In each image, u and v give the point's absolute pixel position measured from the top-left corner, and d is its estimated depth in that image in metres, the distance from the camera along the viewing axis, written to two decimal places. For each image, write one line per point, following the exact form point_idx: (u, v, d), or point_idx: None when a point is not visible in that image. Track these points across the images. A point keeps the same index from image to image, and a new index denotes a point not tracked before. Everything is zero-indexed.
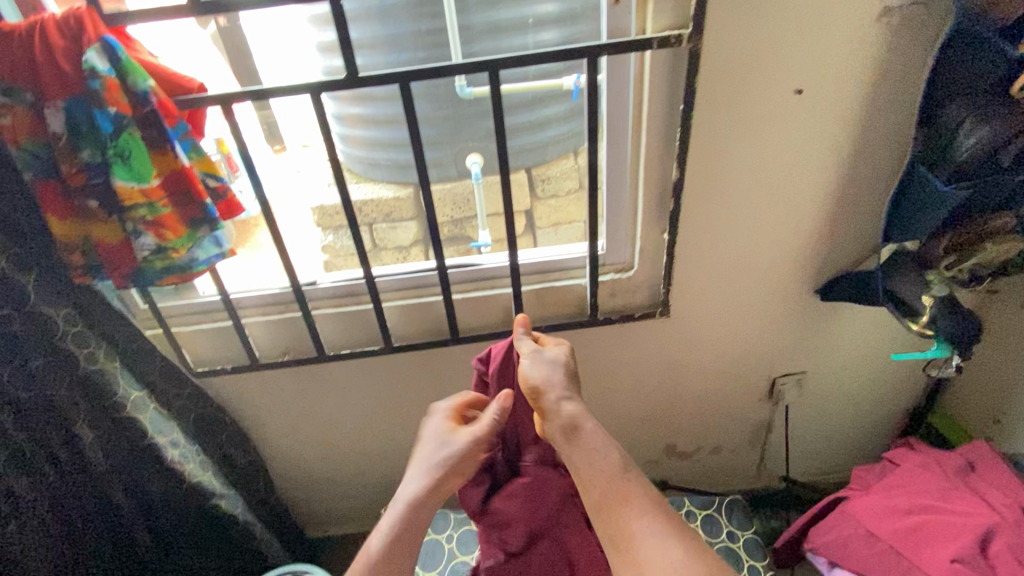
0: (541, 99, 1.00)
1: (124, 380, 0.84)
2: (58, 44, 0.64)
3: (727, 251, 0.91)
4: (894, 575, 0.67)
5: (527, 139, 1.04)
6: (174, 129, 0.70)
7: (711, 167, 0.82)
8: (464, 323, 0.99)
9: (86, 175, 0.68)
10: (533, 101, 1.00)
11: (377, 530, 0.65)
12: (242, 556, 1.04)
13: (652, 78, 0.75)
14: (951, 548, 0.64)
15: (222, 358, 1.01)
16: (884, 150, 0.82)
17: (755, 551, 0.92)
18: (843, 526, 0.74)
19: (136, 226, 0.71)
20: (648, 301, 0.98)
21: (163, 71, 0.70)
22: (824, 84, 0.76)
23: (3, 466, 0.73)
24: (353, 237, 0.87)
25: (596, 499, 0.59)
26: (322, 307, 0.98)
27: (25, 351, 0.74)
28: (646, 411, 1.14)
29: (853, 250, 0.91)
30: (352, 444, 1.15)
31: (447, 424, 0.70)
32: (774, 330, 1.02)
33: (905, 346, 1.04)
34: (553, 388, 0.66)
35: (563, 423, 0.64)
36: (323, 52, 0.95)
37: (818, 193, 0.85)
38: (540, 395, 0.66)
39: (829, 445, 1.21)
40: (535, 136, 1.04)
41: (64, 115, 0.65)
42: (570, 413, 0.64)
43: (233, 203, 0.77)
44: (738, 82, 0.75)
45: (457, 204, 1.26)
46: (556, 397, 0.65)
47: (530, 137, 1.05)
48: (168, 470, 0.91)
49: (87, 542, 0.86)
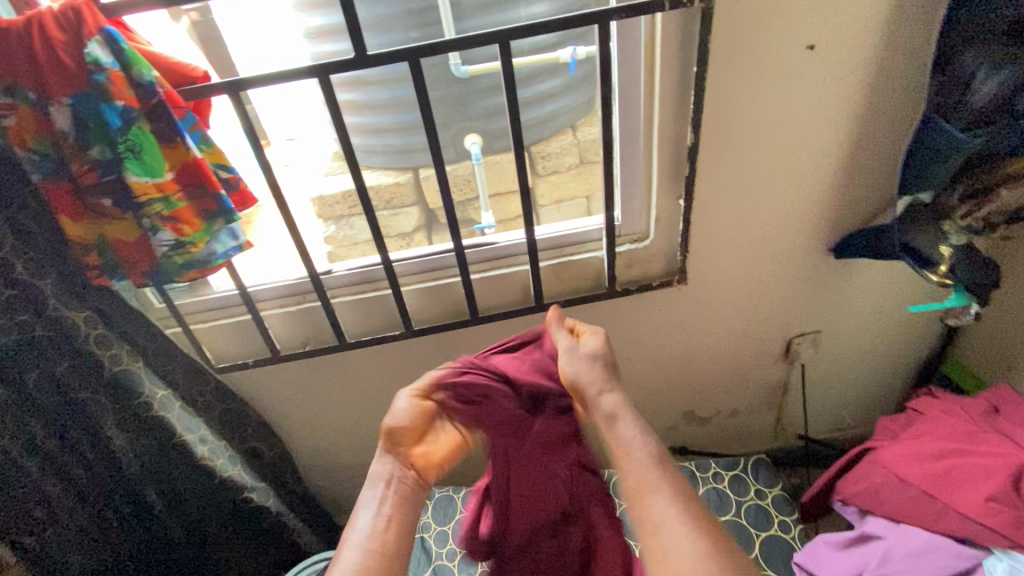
0: (537, 74, 0.98)
1: (148, 380, 0.83)
2: (58, 37, 0.62)
3: (744, 214, 0.91)
4: (929, 518, 0.68)
5: (531, 115, 1.03)
6: (182, 121, 0.69)
7: (727, 130, 0.82)
8: (482, 302, 0.99)
9: (97, 174, 0.66)
10: (528, 77, 0.98)
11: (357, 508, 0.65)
12: (278, 548, 1.06)
13: (664, 41, 0.75)
14: (984, 487, 0.65)
15: (242, 352, 1.00)
16: (896, 102, 0.81)
17: (784, 507, 0.94)
18: (873, 475, 0.76)
19: (153, 222, 0.69)
20: (665, 269, 0.98)
21: (165, 62, 0.68)
22: (836, 38, 0.75)
23: (37, 472, 0.73)
24: (370, 222, 0.86)
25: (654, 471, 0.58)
26: (340, 295, 0.97)
27: (49, 356, 0.73)
28: (664, 379, 1.15)
29: (868, 205, 0.92)
30: (375, 431, 1.15)
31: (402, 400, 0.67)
32: (789, 291, 1.03)
33: (917, 299, 1.06)
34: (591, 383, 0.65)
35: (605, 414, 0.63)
36: (311, 39, 0.92)
37: (832, 149, 0.85)
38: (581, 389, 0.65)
39: (842, 401, 1.23)
40: (533, 113, 1.03)
41: (71, 111, 0.64)
42: (611, 405, 0.63)
43: (245, 193, 0.76)
44: (751, 40, 0.74)
45: (457, 186, 1.25)
46: (600, 388, 0.64)
47: (528, 114, 1.03)
48: (198, 466, 0.91)
49: (123, 543, 0.87)
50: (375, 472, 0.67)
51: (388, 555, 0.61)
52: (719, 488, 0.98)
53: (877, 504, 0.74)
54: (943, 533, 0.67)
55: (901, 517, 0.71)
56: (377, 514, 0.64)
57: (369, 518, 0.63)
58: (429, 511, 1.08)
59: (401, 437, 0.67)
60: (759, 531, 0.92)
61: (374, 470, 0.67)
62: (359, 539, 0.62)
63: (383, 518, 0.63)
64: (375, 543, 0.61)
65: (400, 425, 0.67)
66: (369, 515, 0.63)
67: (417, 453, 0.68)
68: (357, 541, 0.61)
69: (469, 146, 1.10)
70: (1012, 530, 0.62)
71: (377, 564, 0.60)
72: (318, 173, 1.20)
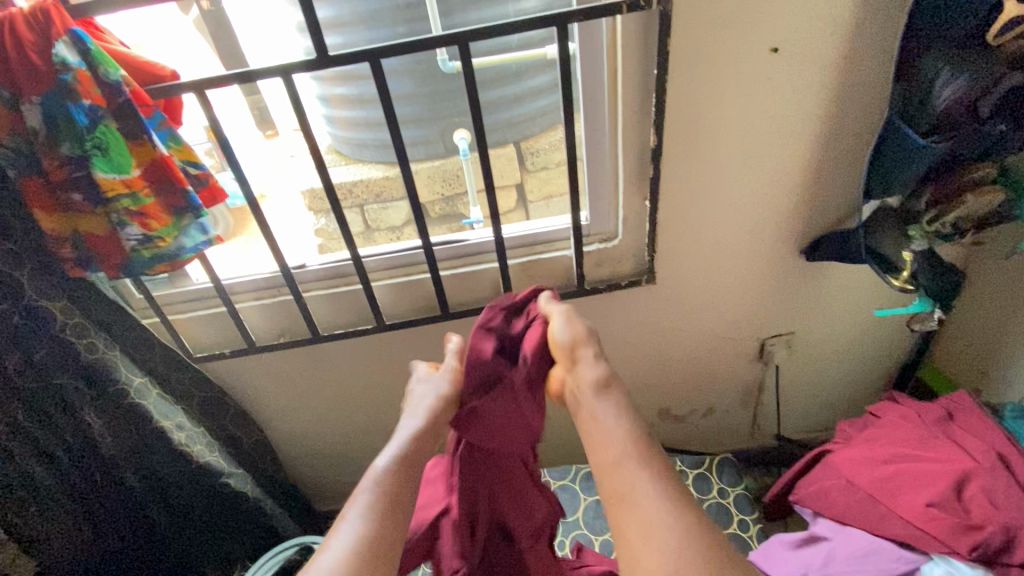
0: (525, 70, 0.99)
1: (126, 368, 0.87)
2: (27, 37, 0.64)
3: (711, 215, 0.91)
4: (872, 521, 0.69)
5: (522, 110, 1.04)
6: (149, 118, 0.72)
7: (691, 132, 0.82)
8: (455, 298, 1.01)
9: (68, 169, 0.69)
10: (517, 73, 0.99)
11: (382, 452, 0.67)
12: (256, 533, 1.08)
13: (625, 43, 0.75)
14: (927, 493, 0.66)
15: (220, 342, 1.03)
16: (865, 105, 0.81)
17: (744, 506, 0.95)
18: (826, 479, 0.77)
19: (120, 216, 0.72)
20: (635, 269, 0.99)
21: (132, 60, 0.71)
22: (800, 40, 0.75)
23: (22, 455, 0.77)
24: (337, 219, 0.88)
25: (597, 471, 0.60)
26: (313, 289, 0.99)
27: (28, 342, 0.76)
28: (639, 377, 1.16)
29: (837, 208, 0.92)
30: (353, 421, 1.18)
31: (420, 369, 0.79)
32: (760, 292, 1.03)
33: (890, 302, 1.06)
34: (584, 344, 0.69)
35: (592, 381, 0.66)
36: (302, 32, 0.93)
37: (800, 150, 0.85)
38: (573, 350, 0.68)
39: (818, 402, 1.23)
40: (521, 109, 1.04)
41: (41, 110, 0.66)
42: (599, 371, 0.67)
43: (216, 189, 0.79)
44: (713, 43, 0.74)
45: (446, 181, 1.24)
46: (590, 352, 0.68)
47: (516, 110, 1.04)
48: (176, 452, 0.94)
49: (106, 523, 0.92)
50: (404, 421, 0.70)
51: (396, 506, 0.62)
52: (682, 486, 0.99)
53: (825, 507, 0.75)
54: (886, 538, 0.67)
55: (847, 519, 0.72)
56: (394, 458, 0.66)
57: (384, 464, 0.65)
58: None
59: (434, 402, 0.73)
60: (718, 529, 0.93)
61: (406, 422, 0.70)
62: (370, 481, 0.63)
63: (396, 465, 0.65)
64: (387, 487, 0.63)
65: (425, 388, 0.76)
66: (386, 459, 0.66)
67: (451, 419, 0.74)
68: (369, 483, 0.63)
69: (458, 141, 1.10)
70: (950, 536, 0.62)
71: (384, 518, 0.60)
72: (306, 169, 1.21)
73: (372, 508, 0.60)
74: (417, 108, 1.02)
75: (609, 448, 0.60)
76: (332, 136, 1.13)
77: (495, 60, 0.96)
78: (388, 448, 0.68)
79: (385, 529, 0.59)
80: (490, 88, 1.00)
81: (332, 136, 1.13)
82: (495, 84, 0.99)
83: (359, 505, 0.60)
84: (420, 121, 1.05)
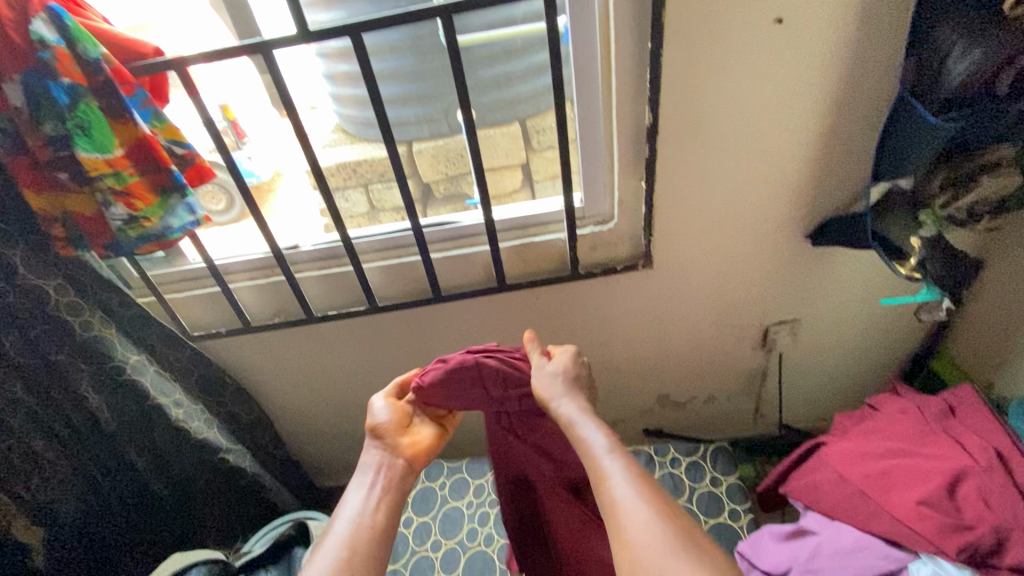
0: (529, 45, 0.96)
1: (122, 345, 0.88)
2: (5, 14, 0.63)
3: (709, 198, 0.88)
4: (861, 518, 0.67)
5: (525, 87, 1.02)
6: (132, 97, 0.70)
7: (688, 110, 0.78)
8: (448, 281, 1.00)
9: (52, 149, 0.69)
10: (521, 49, 0.96)
11: (352, 486, 0.68)
12: (258, 504, 1.13)
13: (617, 16, 0.71)
14: (919, 491, 0.64)
15: (217, 322, 1.04)
16: (878, 80, 0.76)
17: (736, 495, 0.94)
18: (817, 472, 0.75)
19: (106, 196, 0.73)
20: (631, 253, 0.96)
21: (114, 37, 0.70)
22: (807, 10, 0.70)
23: (27, 430, 0.81)
24: (327, 201, 0.88)
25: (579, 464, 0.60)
26: (306, 270, 0.99)
27: (25, 319, 0.78)
28: (637, 363, 1.14)
29: (844, 191, 0.87)
30: (351, 399, 1.20)
31: (377, 402, 0.75)
32: (762, 278, 1.00)
33: (899, 290, 1.01)
34: (555, 393, 0.67)
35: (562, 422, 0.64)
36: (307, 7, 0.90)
37: (805, 131, 0.81)
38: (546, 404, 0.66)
39: (823, 391, 1.20)
40: (525, 86, 1.01)
41: (22, 88, 0.66)
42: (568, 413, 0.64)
43: (202, 168, 0.78)
44: (714, 13, 0.70)
45: (450, 161, 1.17)
46: (561, 398, 0.66)
47: (521, 87, 1.02)
48: (176, 427, 0.96)
49: (110, 497, 0.94)
50: (365, 460, 0.71)
51: (379, 530, 0.63)
52: (674, 473, 0.98)
53: (814, 501, 0.73)
54: (874, 534, 0.65)
55: (836, 514, 0.70)
56: (367, 495, 0.66)
57: (359, 498, 0.66)
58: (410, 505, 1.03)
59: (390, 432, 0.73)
60: (707, 519, 0.92)
61: (365, 458, 0.71)
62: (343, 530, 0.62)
63: (372, 499, 0.66)
64: (368, 521, 0.63)
65: (383, 422, 0.73)
66: (361, 495, 0.66)
67: (406, 443, 0.73)
68: (346, 518, 0.64)
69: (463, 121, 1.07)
70: (938, 536, 0.60)
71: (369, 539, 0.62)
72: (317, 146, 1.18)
73: (351, 538, 0.61)
74: (417, 85, 1.00)
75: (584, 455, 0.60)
76: (338, 114, 1.11)
77: (497, 34, 0.93)
78: (355, 483, 0.68)
79: (369, 551, 0.61)
80: (491, 64, 0.97)
81: (337, 114, 1.11)
82: (497, 60, 0.96)
83: (337, 540, 0.61)
84: (420, 99, 1.02)
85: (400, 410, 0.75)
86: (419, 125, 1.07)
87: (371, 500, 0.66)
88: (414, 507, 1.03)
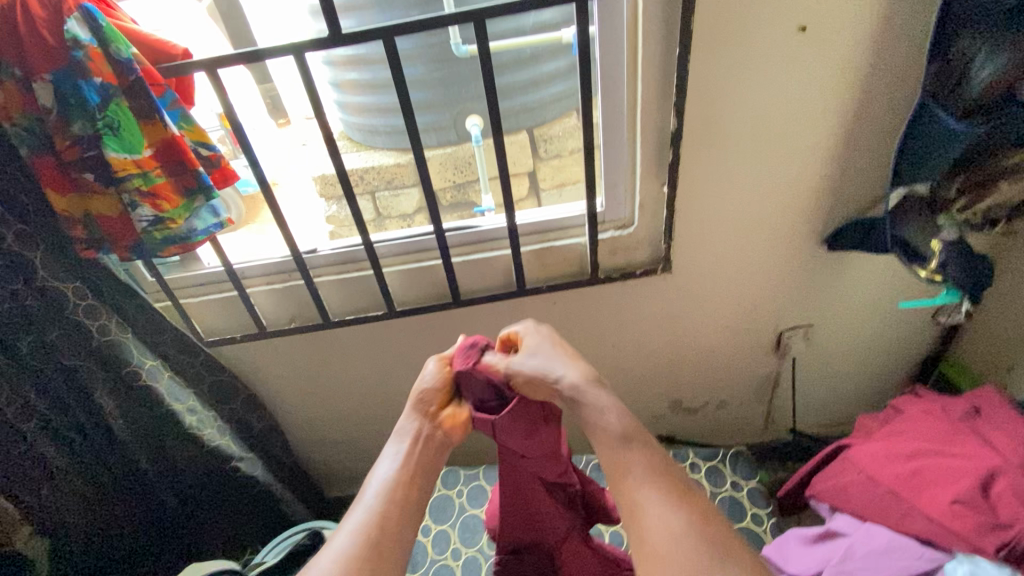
0: (541, 54, 0.97)
1: (137, 350, 0.87)
2: (38, 12, 0.63)
3: (730, 203, 0.89)
4: (893, 518, 0.67)
5: (528, 98, 1.02)
6: (160, 98, 0.70)
7: (712, 116, 0.80)
8: (466, 286, 1.00)
9: (78, 149, 0.69)
10: (531, 58, 0.97)
11: (383, 456, 0.67)
12: (266, 516, 1.08)
13: (646, 22, 0.73)
14: (952, 489, 0.65)
15: (231, 328, 1.03)
16: (895, 89, 0.78)
17: (758, 499, 0.94)
18: (844, 474, 0.76)
19: (131, 197, 0.72)
20: (650, 258, 0.97)
21: (144, 38, 0.70)
22: (830, 19, 0.72)
23: (35, 434, 0.78)
24: (350, 206, 0.86)
25: (607, 462, 0.60)
26: (325, 275, 0.99)
27: (42, 323, 0.77)
28: (652, 370, 1.14)
29: (862, 197, 0.89)
30: (363, 408, 1.18)
31: (430, 364, 0.74)
32: (779, 283, 1.00)
33: (913, 294, 1.03)
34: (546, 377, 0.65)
35: (564, 394, 0.64)
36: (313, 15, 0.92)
37: (824, 137, 0.82)
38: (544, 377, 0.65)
39: (835, 396, 1.21)
40: (533, 95, 1.02)
41: (53, 88, 0.66)
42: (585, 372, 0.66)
43: (228, 171, 0.78)
44: (739, 20, 0.72)
45: (458, 168, 1.20)
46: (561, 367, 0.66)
47: (528, 97, 1.02)
48: (187, 436, 0.94)
49: (118, 505, 0.91)
50: (403, 428, 0.70)
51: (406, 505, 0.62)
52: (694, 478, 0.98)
53: (844, 502, 0.74)
54: (907, 534, 0.66)
55: (867, 515, 0.71)
56: (399, 466, 0.65)
57: (390, 469, 0.65)
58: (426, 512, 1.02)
59: (431, 398, 0.71)
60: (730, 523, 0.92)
61: (402, 425, 0.70)
62: (375, 494, 0.63)
63: (404, 471, 0.65)
64: (398, 494, 0.63)
65: (429, 387, 0.72)
66: (391, 465, 0.66)
67: (445, 415, 0.71)
68: (379, 485, 0.63)
69: (471, 128, 1.07)
70: (976, 534, 0.61)
71: (393, 511, 0.61)
72: (318, 153, 1.23)
73: (382, 504, 0.61)
74: (429, 93, 1.00)
75: (610, 428, 0.61)
76: (344, 122, 1.11)
77: (508, 43, 0.94)
78: (387, 454, 0.67)
79: (398, 528, 0.60)
80: (505, 73, 0.97)
81: (344, 122, 1.11)
82: (509, 70, 0.97)
83: (365, 509, 0.61)
84: (431, 108, 1.03)
85: (446, 377, 0.73)
86: (428, 134, 1.07)
87: (402, 475, 0.64)
88: (431, 515, 1.01)
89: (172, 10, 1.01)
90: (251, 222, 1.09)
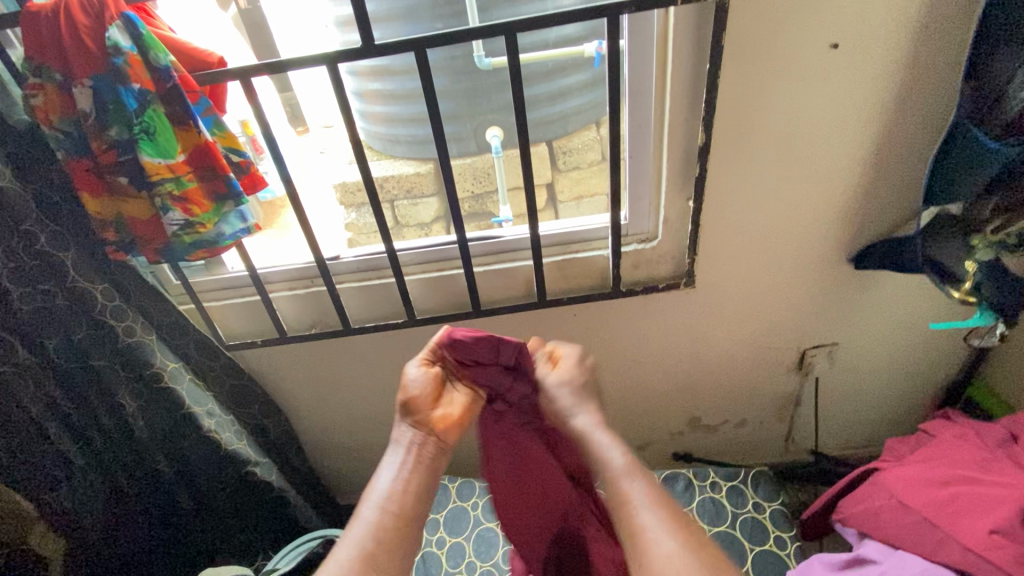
0: (563, 68, 0.98)
1: (161, 352, 0.87)
2: (81, 20, 0.65)
3: (757, 218, 0.88)
4: (928, 548, 0.66)
5: (552, 109, 1.02)
6: (195, 105, 0.71)
7: (740, 132, 0.79)
8: (485, 296, 1.00)
9: (115, 153, 0.70)
10: (553, 70, 0.97)
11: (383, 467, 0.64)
12: (279, 521, 1.07)
13: (676, 38, 0.73)
14: (990, 519, 0.63)
15: (253, 332, 1.04)
16: (927, 108, 0.77)
17: (780, 521, 0.92)
18: (874, 498, 0.74)
19: (164, 201, 0.73)
20: (672, 272, 0.96)
21: (181, 46, 0.71)
22: (863, 37, 0.72)
23: (58, 431, 0.79)
24: (375, 214, 0.87)
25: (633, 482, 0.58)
26: (346, 281, 0.99)
27: (68, 324, 0.78)
28: (670, 386, 1.13)
29: (891, 214, 0.87)
30: (378, 415, 1.18)
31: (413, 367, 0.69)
32: (804, 300, 0.99)
33: (942, 316, 1.01)
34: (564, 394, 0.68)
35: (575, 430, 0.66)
36: (340, 27, 0.95)
37: (853, 154, 0.82)
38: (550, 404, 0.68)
39: (858, 417, 1.19)
40: (553, 108, 1.02)
41: (92, 92, 0.67)
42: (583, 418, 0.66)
43: (256, 177, 0.79)
44: (769, 36, 0.71)
45: (478, 178, 1.20)
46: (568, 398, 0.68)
47: (548, 110, 1.02)
48: (205, 438, 0.93)
49: (135, 504, 0.92)
50: (398, 435, 0.66)
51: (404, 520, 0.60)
52: (715, 497, 0.97)
53: (874, 528, 0.72)
54: (942, 564, 0.64)
55: (899, 543, 0.69)
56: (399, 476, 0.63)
57: (389, 479, 0.62)
58: (441, 523, 1.01)
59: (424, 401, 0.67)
60: (752, 546, 0.90)
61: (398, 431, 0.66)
62: (384, 488, 0.62)
63: (403, 480, 0.62)
64: (395, 504, 0.61)
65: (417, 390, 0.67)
66: (390, 475, 0.63)
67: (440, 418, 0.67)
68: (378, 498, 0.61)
69: (491, 139, 1.07)
70: (1013, 564, 0.59)
71: (388, 525, 0.60)
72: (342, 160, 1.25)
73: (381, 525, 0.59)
74: (453, 104, 1.01)
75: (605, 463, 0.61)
76: (365, 132, 1.12)
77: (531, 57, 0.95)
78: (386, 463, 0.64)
79: (390, 540, 0.59)
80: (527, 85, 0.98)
81: (365, 131, 1.12)
82: (532, 82, 0.97)
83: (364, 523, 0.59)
84: (455, 118, 1.04)
85: (434, 378, 0.69)
86: (451, 144, 1.08)
87: (399, 487, 0.62)
88: (446, 527, 1.01)
89: (204, 19, 1.04)
90: (271, 227, 1.11)
